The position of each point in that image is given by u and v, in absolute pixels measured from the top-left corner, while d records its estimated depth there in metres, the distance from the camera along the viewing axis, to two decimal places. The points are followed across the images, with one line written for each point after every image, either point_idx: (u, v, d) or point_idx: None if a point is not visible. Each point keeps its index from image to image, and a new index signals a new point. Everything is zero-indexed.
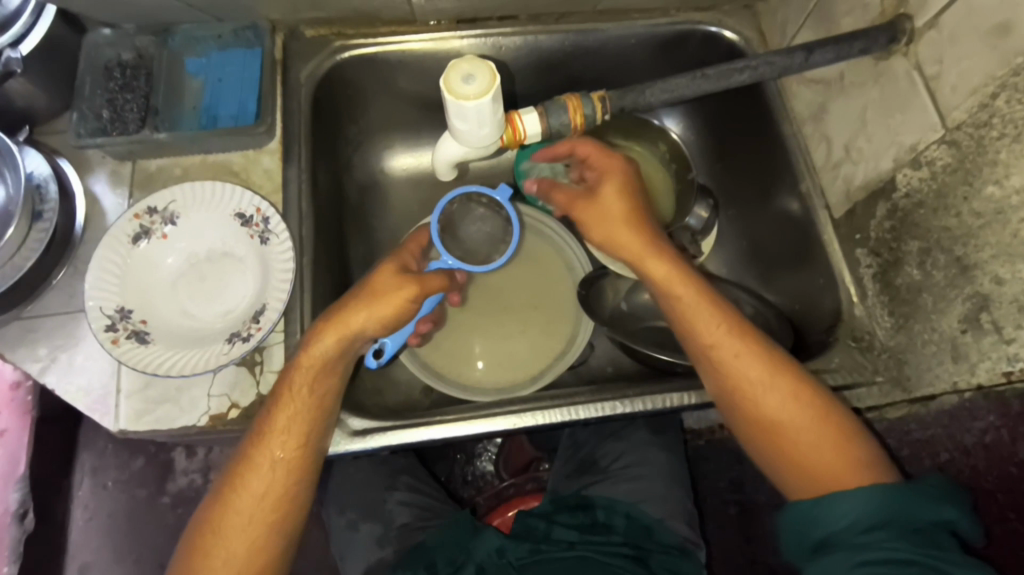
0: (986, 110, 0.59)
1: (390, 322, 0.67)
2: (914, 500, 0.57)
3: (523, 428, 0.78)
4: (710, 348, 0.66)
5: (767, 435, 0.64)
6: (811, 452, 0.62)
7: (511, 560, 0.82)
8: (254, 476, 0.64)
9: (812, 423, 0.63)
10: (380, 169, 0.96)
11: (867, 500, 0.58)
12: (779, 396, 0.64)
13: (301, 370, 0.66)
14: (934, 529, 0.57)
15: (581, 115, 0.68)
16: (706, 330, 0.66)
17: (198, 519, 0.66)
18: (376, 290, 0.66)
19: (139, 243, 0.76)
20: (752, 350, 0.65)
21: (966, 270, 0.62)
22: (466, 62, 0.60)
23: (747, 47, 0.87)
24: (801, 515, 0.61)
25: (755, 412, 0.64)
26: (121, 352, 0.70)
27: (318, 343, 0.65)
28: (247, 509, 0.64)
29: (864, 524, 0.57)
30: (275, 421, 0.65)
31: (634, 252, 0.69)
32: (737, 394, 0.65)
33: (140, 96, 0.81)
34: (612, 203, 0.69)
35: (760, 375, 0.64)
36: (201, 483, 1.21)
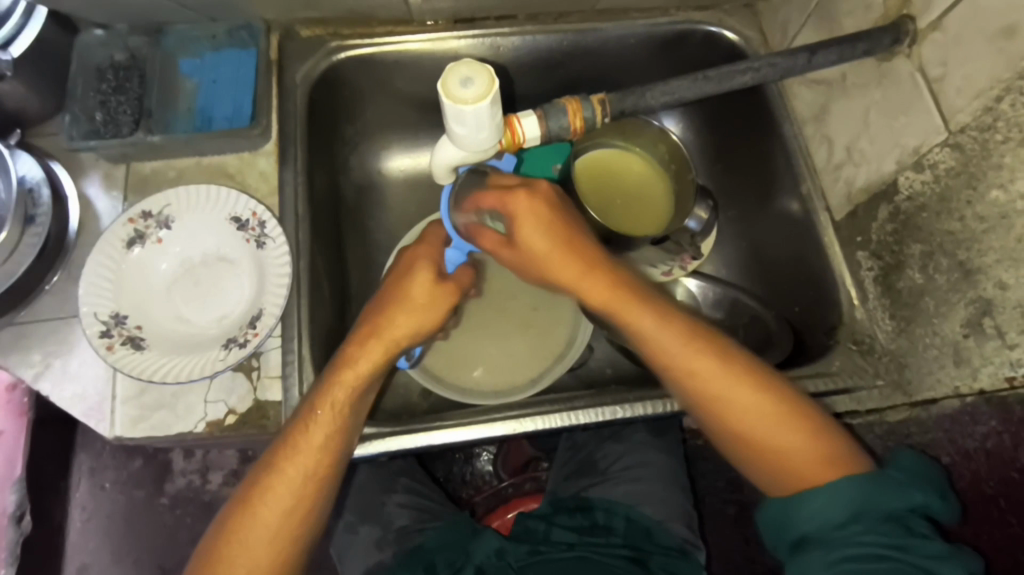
0: (991, 113, 0.59)
1: (420, 333, 0.68)
2: (886, 489, 0.56)
3: (523, 433, 0.77)
4: (675, 365, 0.64)
5: (747, 443, 0.63)
6: (789, 455, 0.61)
7: (510, 562, 0.81)
8: (280, 484, 0.63)
9: (785, 425, 0.62)
10: (377, 170, 0.95)
11: (842, 493, 0.57)
12: (749, 405, 0.62)
13: (341, 384, 0.65)
14: (906, 515, 0.56)
15: (581, 117, 0.67)
16: (669, 348, 0.64)
17: (217, 525, 0.64)
18: (417, 302, 0.67)
19: (133, 248, 0.75)
20: (711, 356, 0.64)
21: (970, 274, 0.62)
22: (465, 65, 0.59)
23: (748, 47, 0.86)
24: (777, 512, 0.60)
25: (729, 422, 0.63)
26: (116, 359, 0.70)
27: (360, 360, 0.66)
28: (271, 519, 0.63)
29: (840, 516, 0.56)
30: (310, 435, 0.64)
31: (580, 282, 0.64)
32: (710, 404, 0.63)
33: (133, 98, 0.80)
34: (532, 234, 0.62)
35: (728, 386, 0.63)
36: (199, 484, 1.20)
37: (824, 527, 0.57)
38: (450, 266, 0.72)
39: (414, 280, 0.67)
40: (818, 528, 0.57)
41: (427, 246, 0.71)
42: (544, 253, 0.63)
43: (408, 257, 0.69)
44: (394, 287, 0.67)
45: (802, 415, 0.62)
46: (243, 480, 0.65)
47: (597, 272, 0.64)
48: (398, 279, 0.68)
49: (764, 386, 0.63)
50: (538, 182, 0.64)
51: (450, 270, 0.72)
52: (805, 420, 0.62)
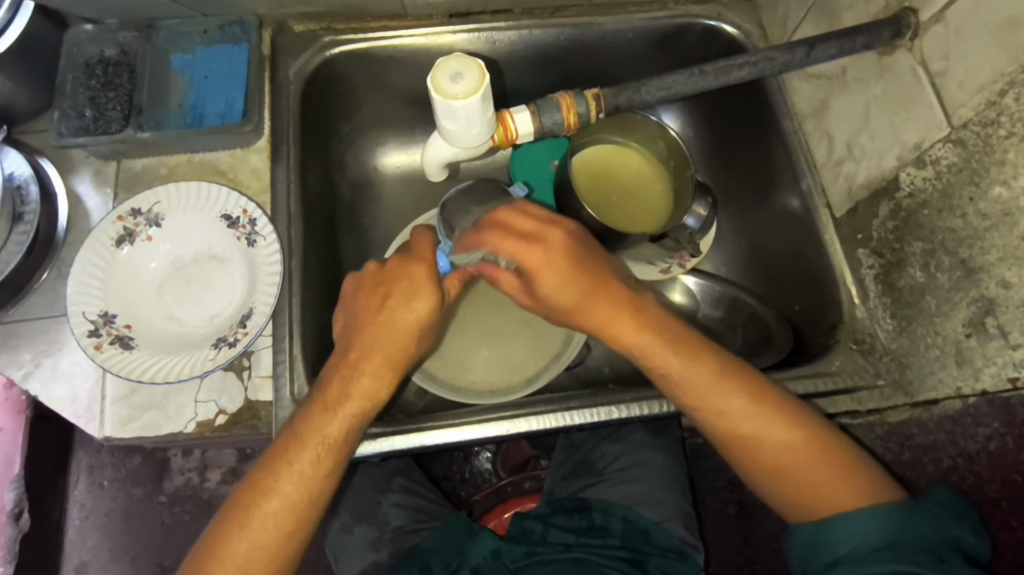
0: (994, 108, 0.57)
1: (404, 357, 0.67)
2: (921, 519, 0.56)
3: (519, 434, 0.77)
4: (705, 404, 0.62)
5: (764, 472, 0.61)
6: (811, 483, 0.60)
7: (506, 563, 0.81)
8: (288, 477, 0.61)
9: (813, 460, 0.60)
10: (372, 166, 0.94)
11: (870, 518, 0.56)
12: (781, 441, 0.60)
13: (351, 392, 0.64)
14: (942, 547, 0.55)
15: (575, 113, 0.66)
16: (695, 386, 0.62)
17: (221, 512, 0.62)
18: (387, 323, 0.66)
19: (122, 247, 0.75)
20: (747, 396, 0.62)
21: (972, 273, 0.61)
22: (455, 59, 0.58)
23: (746, 40, 0.85)
24: (808, 538, 0.59)
25: (756, 458, 0.61)
26: (103, 359, 0.69)
27: (367, 370, 0.65)
28: (271, 514, 0.60)
29: (873, 542, 0.55)
30: (319, 432, 0.63)
31: (603, 318, 0.64)
32: (736, 445, 0.62)
33: (122, 94, 0.79)
34: (554, 285, 0.63)
35: (757, 422, 0.61)
36: (197, 482, 1.20)
37: (858, 551, 0.56)
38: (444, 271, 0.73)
39: (392, 295, 0.67)
40: (848, 551, 0.56)
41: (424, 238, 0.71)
42: (569, 298, 0.64)
43: (391, 267, 0.68)
44: (387, 296, 0.67)
45: (832, 450, 0.60)
46: (250, 469, 0.63)
47: (625, 316, 0.64)
48: (375, 291, 0.67)
49: (797, 419, 0.61)
50: (552, 229, 0.65)
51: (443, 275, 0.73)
52: (834, 456, 0.60)
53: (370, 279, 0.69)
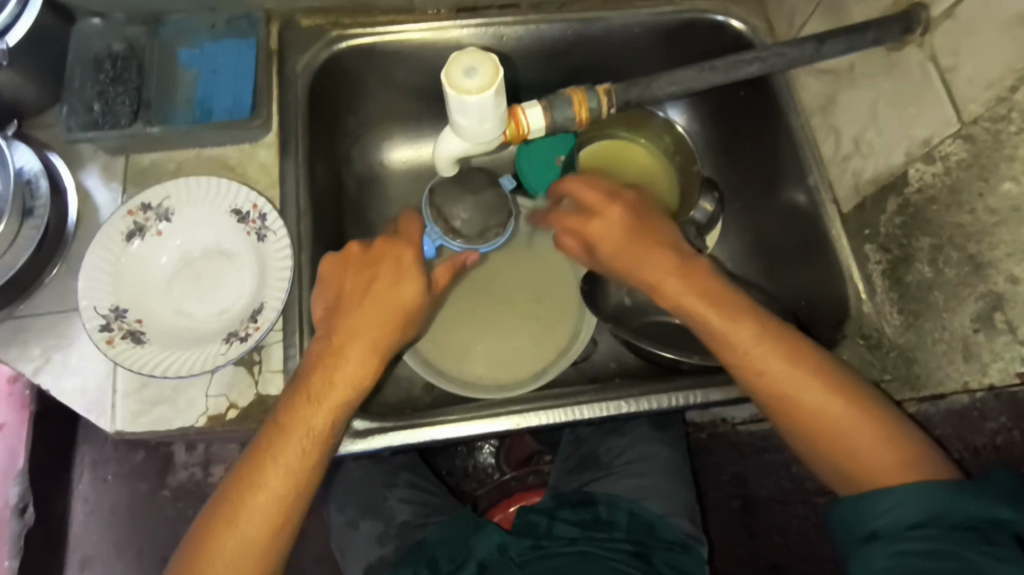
0: (1004, 104, 0.58)
1: (384, 346, 0.67)
2: (961, 499, 0.54)
3: (526, 428, 0.77)
4: (745, 364, 0.62)
5: (810, 437, 0.61)
6: (856, 448, 0.59)
7: (512, 556, 0.80)
8: (274, 471, 0.61)
9: (857, 424, 0.59)
10: (378, 162, 0.94)
11: (917, 496, 0.55)
12: (818, 407, 0.60)
13: (333, 382, 0.64)
14: (988, 526, 0.54)
15: (586, 109, 0.66)
16: (741, 346, 0.62)
17: (209, 504, 0.62)
18: (374, 307, 0.66)
19: (132, 241, 0.75)
20: (791, 357, 0.61)
21: (979, 269, 0.61)
22: (468, 54, 0.58)
23: (754, 36, 0.85)
24: (846, 508, 0.59)
25: (805, 421, 0.61)
26: (116, 353, 0.69)
27: (349, 360, 0.65)
28: (263, 503, 0.61)
29: (915, 519, 0.55)
30: (297, 424, 0.63)
31: (656, 272, 0.65)
32: (778, 405, 0.62)
33: (130, 89, 0.78)
34: (614, 219, 0.67)
35: (796, 382, 0.61)
36: (202, 476, 1.20)
37: (893, 526, 0.56)
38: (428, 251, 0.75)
39: (376, 280, 0.67)
40: (887, 527, 0.56)
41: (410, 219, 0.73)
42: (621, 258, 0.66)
43: (373, 251, 0.68)
44: (365, 279, 0.67)
45: (876, 413, 0.60)
46: (236, 460, 0.63)
47: (677, 274, 0.65)
48: (357, 277, 0.67)
49: (842, 386, 0.61)
50: (624, 194, 0.69)
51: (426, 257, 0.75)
52: (883, 422, 0.60)
53: (349, 261, 0.68)
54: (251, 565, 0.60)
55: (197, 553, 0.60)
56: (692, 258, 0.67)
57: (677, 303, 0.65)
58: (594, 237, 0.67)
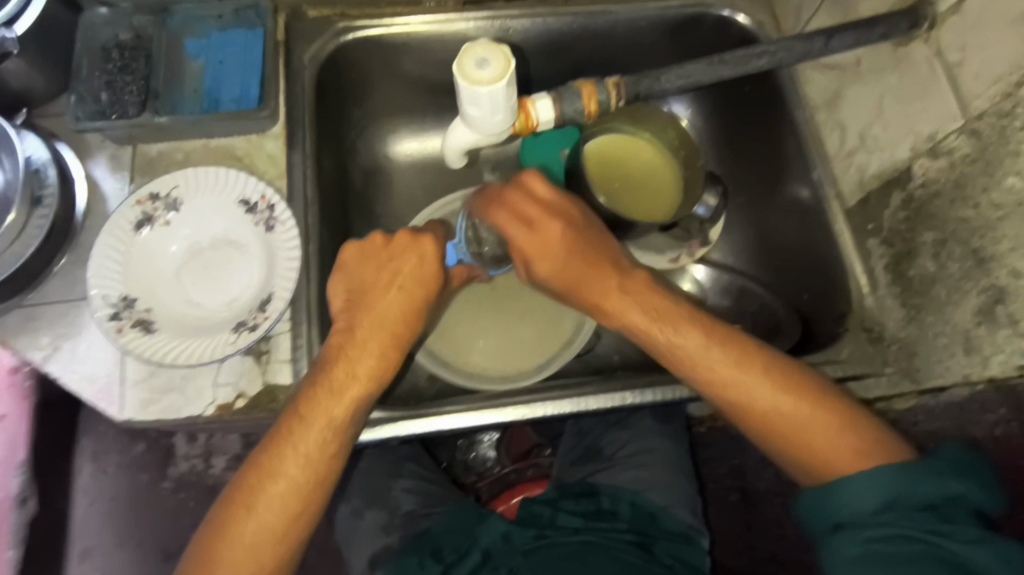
0: (1010, 99, 0.58)
1: (404, 340, 0.69)
2: (918, 480, 0.56)
3: (534, 418, 0.78)
4: (696, 371, 0.64)
5: (763, 432, 0.63)
6: (811, 442, 0.61)
7: (516, 546, 0.81)
8: (296, 463, 0.62)
9: (808, 418, 0.61)
10: (384, 155, 0.94)
11: (871, 480, 0.56)
12: (770, 405, 0.62)
13: (359, 374, 0.65)
14: (945, 506, 0.55)
15: (595, 101, 0.67)
16: (688, 354, 0.64)
17: (224, 496, 0.63)
18: (398, 299, 0.68)
19: (141, 230, 0.75)
20: (737, 359, 0.63)
21: (983, 263, 0.62)
22: (481, 45, 0.59)
23: (760, 30, 0.85)
24: (811, 498, 0.60)
25: (757, 419, 0.63)
26: (126, 341, 0.70)
27: (370, 352, 0.66)
28: (281, 492, 0.61)
29: (874, 504, 0.56)
30: (318, 413, 0.63)
31: (602, 290, 0.67)
32: (731, 407, 0.64)
33: (139, 78, 0.78)
34: (557, 231, 0.67)
35: (744, 384, 0.62)
36: (202, 468, 1.23)
37: (856, 514, 0.56)
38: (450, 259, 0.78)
39: (398, 277, 0.68)
40: (847, 516, 0.57)
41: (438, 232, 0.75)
42: (567, 275, 0.67)
43: (396, 243, 0.69)
44: (393, 270, 0.68)
45: (827, 406, 0.62)
46: (255, 448, 0.64)
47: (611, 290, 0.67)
48: (377, 269, 0.68)
49: (788, 385, 0.62)
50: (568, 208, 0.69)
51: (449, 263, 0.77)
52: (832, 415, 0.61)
53: (374, 252, 0.69)
54: (267, 554, 0.61)
55: (215, 538, 0.61)
56: (629, 272, 0.69)
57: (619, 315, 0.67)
58: (535, 255, 0.67)
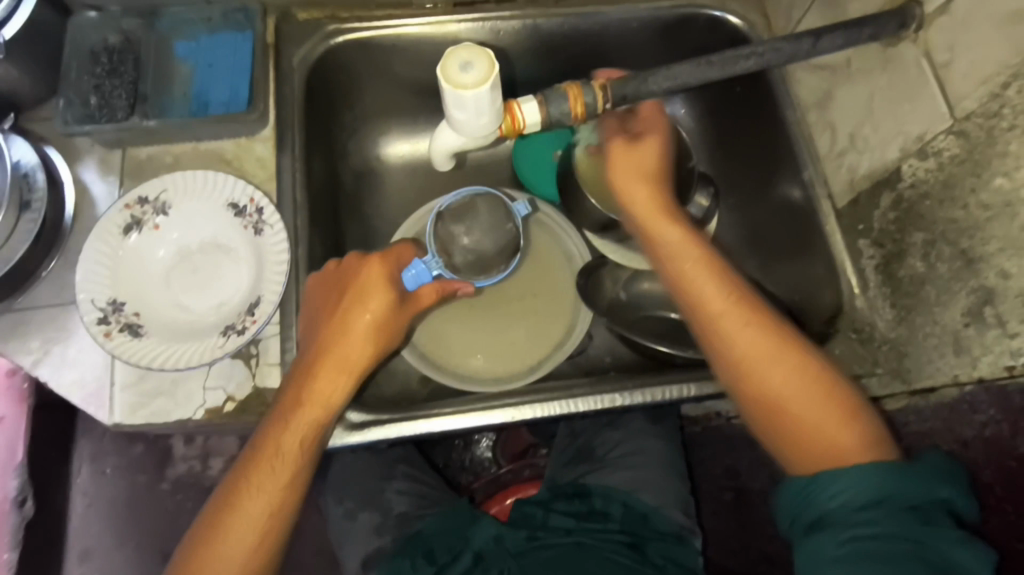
0: (997, 100, 0.58)
1: (359, 364, 0.68)
2: (904, 482, 0.56)
3: (523, 421, 0.78)
4: (719, 324, 0.65)
5: (763, 404, 0.63)
6: (809, 425, 0.61)
7: (508, 547, 0.81)
8: (257, 498, 0.64)
9: (815, 399, 0.62)
10: (375, 156, 0.94)
11: (858, 480, 0.57)
12: (785, 375, 0.62)
13: (312, 398, 0.66)
14: (932, 509, 0.56)
15: (582, 103, 0.66)
16: (717, 305, 0.65)
17: (195, 527, 0.66)
18: (347, 321, 0.67)
19: (130, 235, 0.75)
20: (759, 327, 0.64)
21: (971, 263, 0.62)
22: (465, 48, 0.58)
23: (751, 31, 0.85)
24: (794, 494, 0.60)
25: (760, 387, 0.63)
26: (114, 346, 0.70)
27: (320, 377, 0.67)
28: (245, 526, 0.64)
29: (858, 503, 0.56)
30: (277, 448, 0.65)
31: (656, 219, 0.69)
32: (738, 371, 0.64)
33: (127, 82, 0.78)
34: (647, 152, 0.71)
35: (764, 348, 0.63)
36: (200, 470, 1.21)
37: (840, 511, 0.56)
38: (411, 283, 0.70)
39: (347, 298, 0.68)
40: (832, 512, 0.57)
41: (404, 248, 0.72)
42: (633, 188, 0.70)
43: (347, 265, 0.69)
44: (350, 297, 0.67)
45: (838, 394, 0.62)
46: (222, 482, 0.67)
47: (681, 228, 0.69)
48: (334, 293, 0.69)
49: (808, 361, 0.63)
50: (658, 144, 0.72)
51: (409, 288, 0.70)
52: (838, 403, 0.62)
53: (330, 277, 0.70)
54: None
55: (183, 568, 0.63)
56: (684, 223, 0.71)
57: (680, 257, 0.68)
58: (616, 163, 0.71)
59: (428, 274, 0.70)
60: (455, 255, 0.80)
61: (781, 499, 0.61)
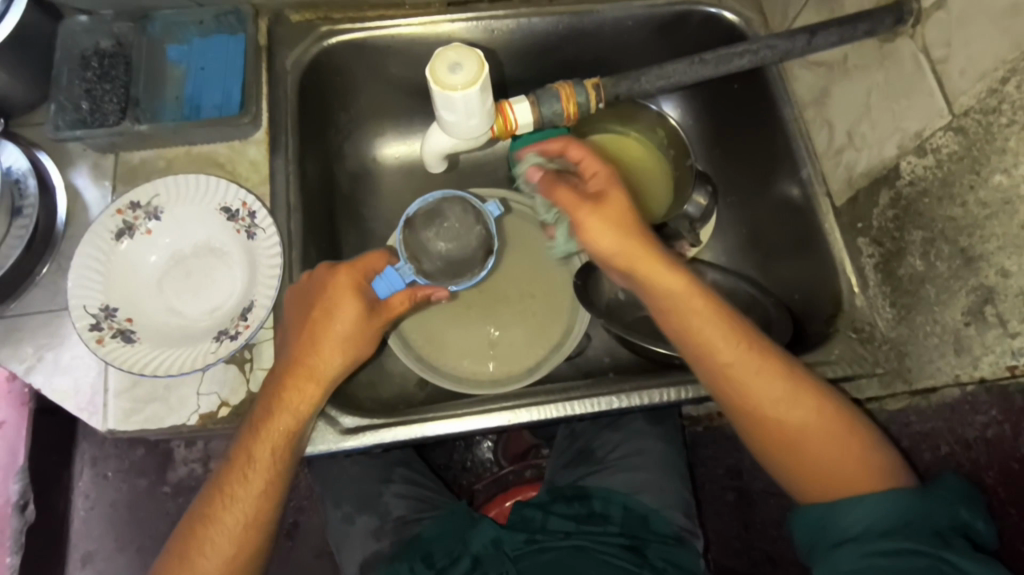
0: (996, 96, 0.57)
1: (329, 374, 0.68)
2: (929, 505, 0.59)
3: (519, 424, 0.77)
4: (734, 379, 0.63)
5: (791, 456, 0.63)
6: (837, 469, 0.62)
7: (507, 551, 0.81)
8: (234, 509, 0.65)
9: (835, 437, 0.62)
10: (371, 158, 0.93)
11: (887, 502, 0.59)
12: (804, 419, 0.63)
13: (281, 408, 0.66)
14: (952, 531, 0.58)
15: (574, 103, 0.66)
16: (728, 359, 0.63)
17: (171, 543, 0.67)
18: (318, 332, 0.67)
19: (122, 240, 0.74)
20: (774, 375, 0.63)
21: (971, 262, 0.61)
22: (453, 49, 0.58)
23: (747, 28, 0.84)
24: (816, 515, 0.62)
25: (784, 437, 0.63)
26: (106, 352, 0.69)
27: (290, 390, 0.66)
28: (220, 538, 0.65)
29: (884, 526, 0.58)
30: (252, 461, 0.66)
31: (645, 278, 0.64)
32: (761, 426, 0.64)
33: (118, 86, 0.79)
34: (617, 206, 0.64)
35: (781, 397, 0.63)
36: (201, 473, 1.21)
37: (866, 532, 0.59)
38: (384, 291, 0.69)
39: (316, 306, 0.67)
40: (857, 532, 0.59)
41: (377, 256, 0.70)
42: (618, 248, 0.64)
43: (318, 274, 0.68)
44: (319, 307, 0.67)
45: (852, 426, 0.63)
46: (199, 496, 0.68)
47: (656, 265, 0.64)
48: (304, 300, 0.68)
49: (823, 400, 0.63)
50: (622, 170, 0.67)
51: (381, 298, 0.70)
52: (856, 436, 0.63)
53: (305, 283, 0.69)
54: None
55: None
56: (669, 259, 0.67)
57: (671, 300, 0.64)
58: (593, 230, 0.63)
59: (403, 281, 0.69)
60: (425, 262, 0.76)
61: (797, 521, 0.63)
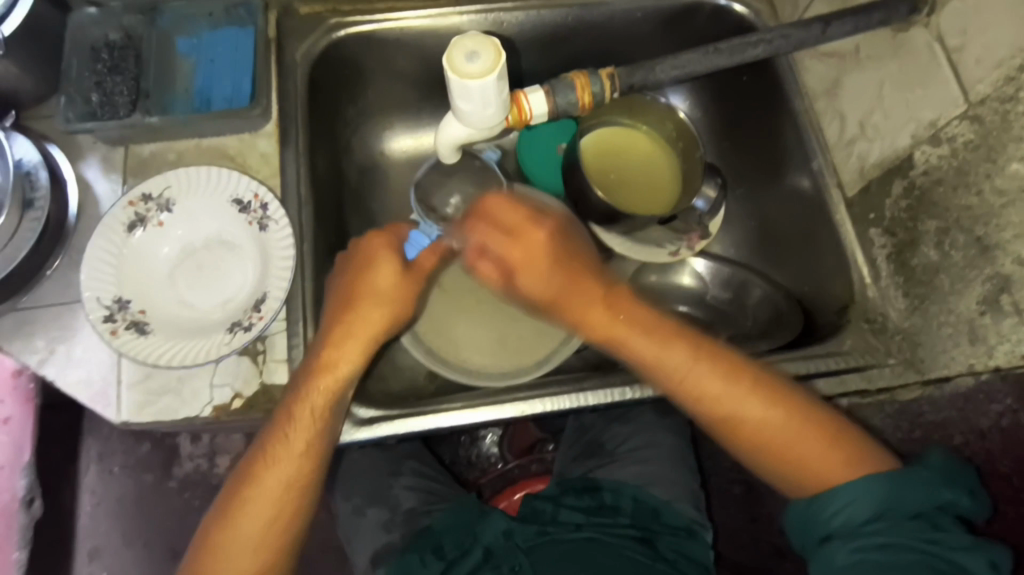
0: (1013, 83, 0.58)
1: (377, 331, 0.68)
2: (908, 487, 0.57)
3: (531, 416, 0.77)
4: (686, 391, 0.65)
5: (760, 452, 0.64)
6: (804, 463, 0.62)
7: (517, 543, 0.80)
8: (274, 471, 0.64)
9: (799, 432, 0.63)
10: (379, 151, 0.93)
11: (861, 491, 0.58)
12: (758, 418, 0.63)
13: (325, 367, 0.66)
14: (936, 513, 0.57)
15: (588, 93, 0.66)
16: (675, 370, 0.65)
17: (195, 546, 0.64)
18: (358, 291, 0.68)
19: (134, 232, 0.74)
20: (725, 377, 0.64)
21: (986, 251, 0.61)
22: (470, 39, 0.58)
23: (758, 19, 0.84)
24: (802, 511, 0.61)
25: (746, 436, 0.64)
26: (120, 343, 0.69)
27: (335, 353, 0.67)
28: (256, 525, 0.63)
29: (865, 515, 0.58)
30: (290, 441, 0.64)
31: (584, 309, 0.68)
32: (722, 430, 0.65)
33: (129, 78, 0.78)
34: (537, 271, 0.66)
35: (734, 399, 0.64)
36: (207, 468, 1.21)
37: (847, 524, 0.58)
38: (412, 251, 0.71)
39: (353, 271, 0.69)
40: (842, 526, 0.58)
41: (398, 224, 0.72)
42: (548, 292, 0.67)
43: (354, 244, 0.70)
44: (355, 269, 0.69)
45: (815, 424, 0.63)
46: (224, 490, 0.66)
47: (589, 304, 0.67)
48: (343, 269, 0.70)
49: (777, 397, 0.64)
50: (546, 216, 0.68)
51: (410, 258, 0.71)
52: (821, 432, 0.63)
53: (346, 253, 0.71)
54: None
55: None
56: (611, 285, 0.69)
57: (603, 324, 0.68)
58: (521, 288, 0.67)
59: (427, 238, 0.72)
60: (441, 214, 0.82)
61: (788, 519, 0.63)
